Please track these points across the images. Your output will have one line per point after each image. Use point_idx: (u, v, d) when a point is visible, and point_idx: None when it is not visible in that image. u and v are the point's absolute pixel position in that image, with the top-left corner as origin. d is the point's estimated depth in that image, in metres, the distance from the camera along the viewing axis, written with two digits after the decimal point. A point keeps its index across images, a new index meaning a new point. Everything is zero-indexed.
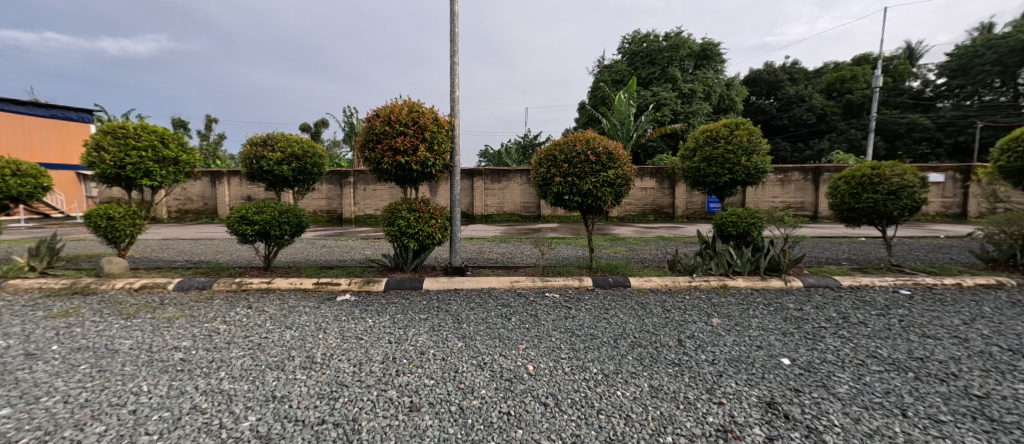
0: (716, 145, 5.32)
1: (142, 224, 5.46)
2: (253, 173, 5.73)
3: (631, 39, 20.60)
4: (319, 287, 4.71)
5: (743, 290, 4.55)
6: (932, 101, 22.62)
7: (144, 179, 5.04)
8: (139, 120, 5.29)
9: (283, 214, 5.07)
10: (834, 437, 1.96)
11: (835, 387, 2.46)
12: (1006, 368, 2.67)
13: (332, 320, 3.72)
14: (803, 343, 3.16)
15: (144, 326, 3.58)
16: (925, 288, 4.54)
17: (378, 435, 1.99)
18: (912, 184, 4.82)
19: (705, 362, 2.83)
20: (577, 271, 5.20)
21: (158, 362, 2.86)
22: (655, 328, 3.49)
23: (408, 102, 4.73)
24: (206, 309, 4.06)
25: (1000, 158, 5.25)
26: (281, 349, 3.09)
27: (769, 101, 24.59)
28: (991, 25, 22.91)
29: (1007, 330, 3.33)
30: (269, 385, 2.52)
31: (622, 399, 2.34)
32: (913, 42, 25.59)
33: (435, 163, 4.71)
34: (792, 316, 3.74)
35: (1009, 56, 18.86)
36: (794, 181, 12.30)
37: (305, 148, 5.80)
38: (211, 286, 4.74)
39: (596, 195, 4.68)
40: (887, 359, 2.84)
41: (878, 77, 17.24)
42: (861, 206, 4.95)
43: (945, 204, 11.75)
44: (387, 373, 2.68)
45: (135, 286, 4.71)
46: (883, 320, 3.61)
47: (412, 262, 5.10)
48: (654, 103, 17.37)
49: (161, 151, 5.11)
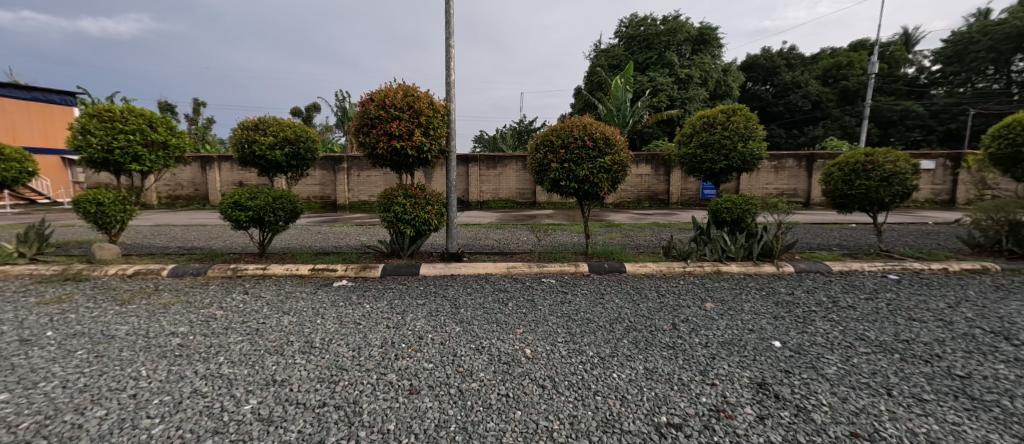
0: (713, 131, 5.31)
1: (133, 211, 5.38)
2: (246, 158, 5.62)
3: (628, 23, 20.36)
4: (315, 273, 4.69)
5: (736, 275, 4.60)
6: (926, 88, 22.74)
7: (133, 164, 4.95)
8: (126, 103, 5.18)
9: (277, 199, 5.02)
10: (822, 416, 2.03)
11: (824, 368, 2.53)
12: (987, 350, 2.76)
13: (329, 306, 3.73)
14: (794, 326, 3.23)
15: (139, 313, 3.56)
16: (913, 273, 4.64)
17: (380, 416, 2.03)
18: (905, 171, 4.87)
19: (698, 345, 2.88)
20: (573, 258, 5.23)
21: (156, 347, 2.85)
22: (650, 312, 3.54)
23: (403, 86, 4.66)
24: (202, 295, 4.06)
25: (991, 145, 5.29)
26: (280, 334, 3.10)
27: (765, 87, 24.41)
28: (988, 12, 23.02)
29: (990, 313, 3.42)
30: (268, 369, 2.54)
31: (619, 381, 2.40)
32: (909, 28, 25.64)
33: (431, 148, 4.65)
34: (783, 301, 3.82)
35: (1003, 42, 18.97)
36: (788, 168, 12.40)
37: (298, 132, 5.73)
38: (205, 272, 4.71)
39: (594, 181, 4.66)
40: (874, 341, 2.92)
41: (875, 64, 17.20)
42: (854, 193, 4.99)
43: (934, 191, 11.94)
44: (387, 357, 2.71)
45: (128, 273, 4.67)
46: (871, 304, 3.70)
47: (408, 248, 5.12)
48: (651, 88, 17.26)
49: (149, 134, 5.00)
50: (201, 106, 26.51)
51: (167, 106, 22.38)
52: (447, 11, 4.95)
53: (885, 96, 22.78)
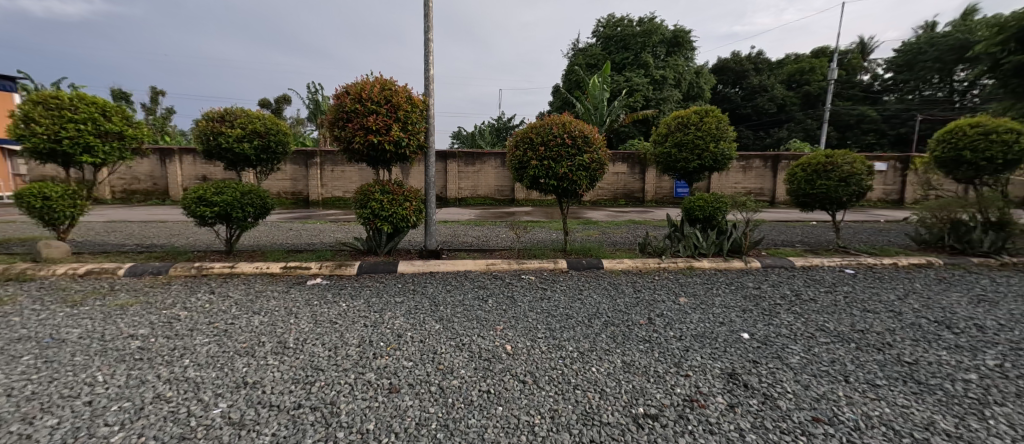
0: (687, 131, 5.47)
1: (84, 205, 5.05)
2: (211, 151, 5.37)
3: (605, 24, 20.63)
4: (287, 271, 4.55)
5: (708, 271, 4.78)
6: (879, 95, 24.19)
7: (84, 155, 4.63)
8: (75, 90, 4.83)
9: (246, 195, 4.82)
10: (787, 402, 2.15)
11: (788, 357, 2.68)
12: (931, 337, 2.99)
13: (302, 305, 3.63)
14: (761, 318, 3.40)
15: (93, 314, 3.35)
16: (867, 268, 4.96)
17: (358, 416, 2.00)
18: (861, 172, 5.17)
19: (673, 338, 2.99)
20: (552, 254, 5.30)
21: (113, 351, 2.70)
22: (627, 307, 3.64)
23: (380, 80, 4.57)
24: (163, 295, 3.86)
25: (936, 149, 5.69)
26: (250, 335, 2.99)
27: (734, 89, 25.34)
28: (934, 24, 24.68)
29: (934, 304, 3.71)
30: (239, 371, 2.45)
31: (597, 374, 2.46)
32: (865, 37, 27.18)
33: (409, 143, 4.58)
34: (751, 294, 4.01)
35: (948, 53, 20.39)
36: (755, 168, 12.94)
37: (268, 125, 5.51)
38: (167, 272, 4.48)
39: (572, 179, 4.73)
40: (833, 332, 3.11)
41: (835, 70, 18.11)
42: (815, 192, 5.28)
43: (886, 191, 12.76)
44: (364, 356, 2.67)
45: (79, 272, 4.38)
46: (830, 296, 3.94)
47: (386, 245, 5.04)
48: (627, 88, 17.59)
49: (102, 124, 4.69)
50: (159, 96, 25.05)
51: (121, 95, 21.01)
52: (425, 5, 4.88)
53: (843, 101, 24.07)
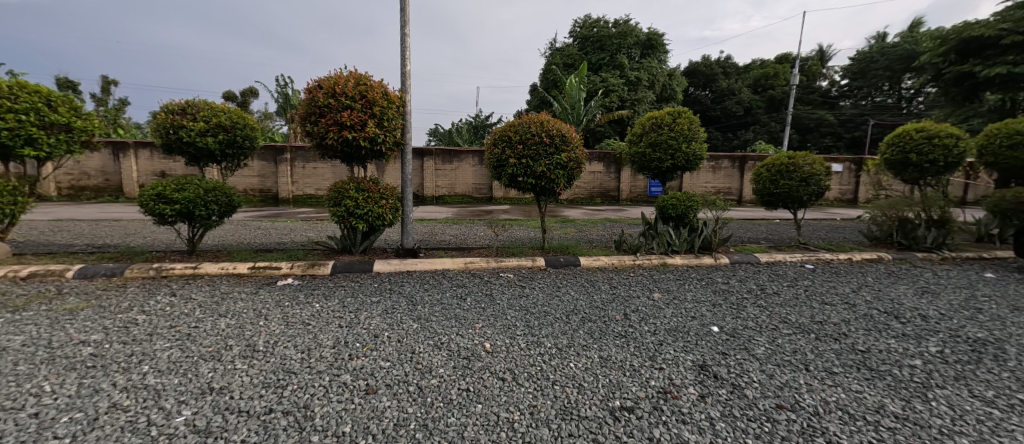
0: (660, 132, 5.62)
1: (26, 202, 4.68)
2: (171, 145, 5.09)
3: (582, 24, 20.88)
4: (255, 271, 4.38)
5: (680, 267, 4.94)
6: (836, 100, 25.62)
7: (26, 148, 4.28)
8: (14, 77, 4.45)
9: (210, 192, 4.60)
10: (753, 391, 2.26)
11: (755, 348, 2.81)
12: (881, 327, 3.21)
13: (272, 307, 3.50)
14: (729, 312, 3.54)
15: (38, 320, 3.12)
16: (825, 263, 5.25)
17: (333, 419, 1.96)
18: (820, 173, 5.46)
19: (647, 333, 3.07)
20: (530, 252, 5.33)
21: (62, 359, 2.52)
22: (603, 303, 3.71)
23: (355, 74, 4.46)
24: (118, 298, 3.63)
25: (886, 152, 6.05)
26: (216, 339, 2.86)
27: (704, 92, 26.20)
28: (885, 35, 26.32)
29: (884, 296, 3.98)
30: (204, 376, 2.35)
31: (575, 370, 2.50)
32: (824, 46, 28.69)
33: (385, 140, 4.49)
34: (720, 289, 4.17)
35: (896, 62, 21.79)
36: (723, 168, 13.46)
37: (234, 118, 5.27)
38: (122, 273, 4.22)
39: (550, 177, 4.77)
40: (795, 323, 3.29)
41: (796, 76, 19.05)
42: (779, 191, 5.55)
43: (842, 191, 13.55)
44: (340, 357, 2.60)
45: (21, 274, 4.06)
46: (792, 290, 4.16)
47: (361, 244, 4.93)
48: (603, 89, 17.87)
49: (47, 114, 4.36)
50: (111, 86, 23.45)
51: (68, 84, 19.56)
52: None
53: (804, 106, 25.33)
